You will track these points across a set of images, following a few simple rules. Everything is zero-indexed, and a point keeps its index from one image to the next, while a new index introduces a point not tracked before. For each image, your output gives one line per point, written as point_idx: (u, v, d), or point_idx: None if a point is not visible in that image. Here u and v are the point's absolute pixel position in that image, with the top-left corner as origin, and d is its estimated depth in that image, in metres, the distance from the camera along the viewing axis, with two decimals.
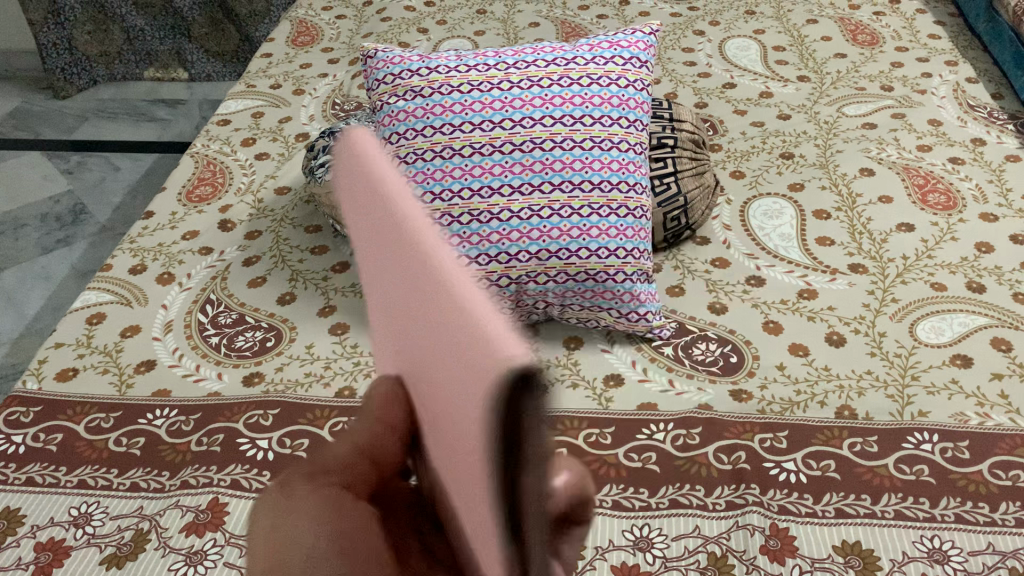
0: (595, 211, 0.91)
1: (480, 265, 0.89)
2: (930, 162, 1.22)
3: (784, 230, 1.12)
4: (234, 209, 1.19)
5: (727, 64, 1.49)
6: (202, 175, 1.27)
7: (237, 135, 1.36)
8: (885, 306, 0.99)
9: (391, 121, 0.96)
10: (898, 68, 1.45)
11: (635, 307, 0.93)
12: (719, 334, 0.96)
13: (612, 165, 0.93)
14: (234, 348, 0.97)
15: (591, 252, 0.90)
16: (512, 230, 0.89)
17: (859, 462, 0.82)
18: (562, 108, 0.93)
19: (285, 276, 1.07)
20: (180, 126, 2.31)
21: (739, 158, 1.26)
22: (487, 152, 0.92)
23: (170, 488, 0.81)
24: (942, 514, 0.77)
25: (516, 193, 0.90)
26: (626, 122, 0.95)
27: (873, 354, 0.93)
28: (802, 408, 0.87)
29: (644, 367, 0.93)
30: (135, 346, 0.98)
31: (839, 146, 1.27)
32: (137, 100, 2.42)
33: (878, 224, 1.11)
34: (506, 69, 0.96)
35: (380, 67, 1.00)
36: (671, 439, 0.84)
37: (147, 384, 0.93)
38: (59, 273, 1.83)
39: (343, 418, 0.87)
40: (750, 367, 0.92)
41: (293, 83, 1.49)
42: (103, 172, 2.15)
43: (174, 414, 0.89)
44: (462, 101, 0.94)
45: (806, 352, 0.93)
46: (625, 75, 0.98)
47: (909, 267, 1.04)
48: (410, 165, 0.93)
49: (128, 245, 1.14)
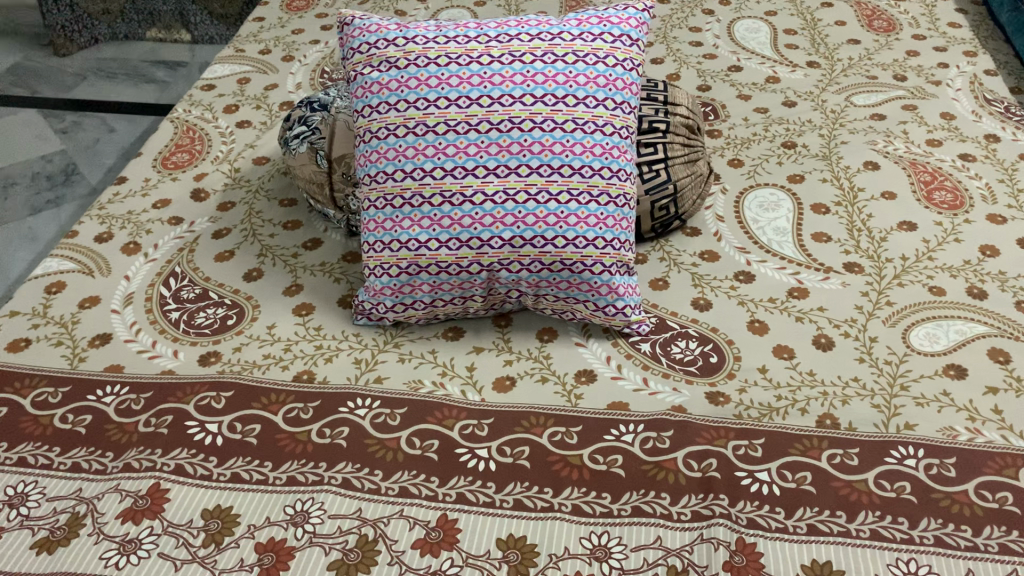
0: (574, 197, 0.87)
1: (449, 249, 0.87)
2: (938, 157, 1.16)
3: (779, 223, 1.06)
4: (209, 177, 1.15)
5: (735, 46, 1.43)
6: (180, 141, 1.22)
7: (220, 101, 1.31)
8: (879, 309, 0.94)
9: (365, 92, 0.91)
10: (913, 57, 1.38)
11: (612, 300, 0.89)
12: (700, 332, 0.91)
13: (595, 149, 0.88)
14: (193, 325, 0.93)
15: (567, 240, 0.86)
16: (484, 215, 0.86)
17: (837, 475, 0.77)
18: (544, 87, 0.88)
19: (255, 251, 1.03)
20: (179, 89, 2.26)
21: (739, 145, 1.21)
22: (462, 130, 0.87)
23: (112, 470, 0.78)
24: (921, 536, 0.72)
25: (490, 175, 0.86)
26: (612, 104, 0.89)
27: (862, 360, 0.88)
28: (781, 415, 0.83)
29: (618, 364, 0.88)
30: (92, 318, 0.94)
31: (844, 137, 1.21)
32: (137, 61, 2.37)
33: (879, 222, 1.06)
34: (487, 42, 0.89)
35: (356, 35, 0.93)
36: (640, 442, 0.80)
37: (100, 358, 0.89)
38: (47, 235, 1.80)
39: (299, 404, 0.83)
40: (730, 368, 0.87)
41: (284, 49, 1.44)
42: (98, 133, 2.11)
43: (124, 392, 0.85)
44: (438, 74, 0.88)
45: (790, 355, 0.89)
46: (614, 53, 0.90)
47: (908, 269, 0.99)
48: (381, 141, 0.89)
49: (96, 211, 1.09)
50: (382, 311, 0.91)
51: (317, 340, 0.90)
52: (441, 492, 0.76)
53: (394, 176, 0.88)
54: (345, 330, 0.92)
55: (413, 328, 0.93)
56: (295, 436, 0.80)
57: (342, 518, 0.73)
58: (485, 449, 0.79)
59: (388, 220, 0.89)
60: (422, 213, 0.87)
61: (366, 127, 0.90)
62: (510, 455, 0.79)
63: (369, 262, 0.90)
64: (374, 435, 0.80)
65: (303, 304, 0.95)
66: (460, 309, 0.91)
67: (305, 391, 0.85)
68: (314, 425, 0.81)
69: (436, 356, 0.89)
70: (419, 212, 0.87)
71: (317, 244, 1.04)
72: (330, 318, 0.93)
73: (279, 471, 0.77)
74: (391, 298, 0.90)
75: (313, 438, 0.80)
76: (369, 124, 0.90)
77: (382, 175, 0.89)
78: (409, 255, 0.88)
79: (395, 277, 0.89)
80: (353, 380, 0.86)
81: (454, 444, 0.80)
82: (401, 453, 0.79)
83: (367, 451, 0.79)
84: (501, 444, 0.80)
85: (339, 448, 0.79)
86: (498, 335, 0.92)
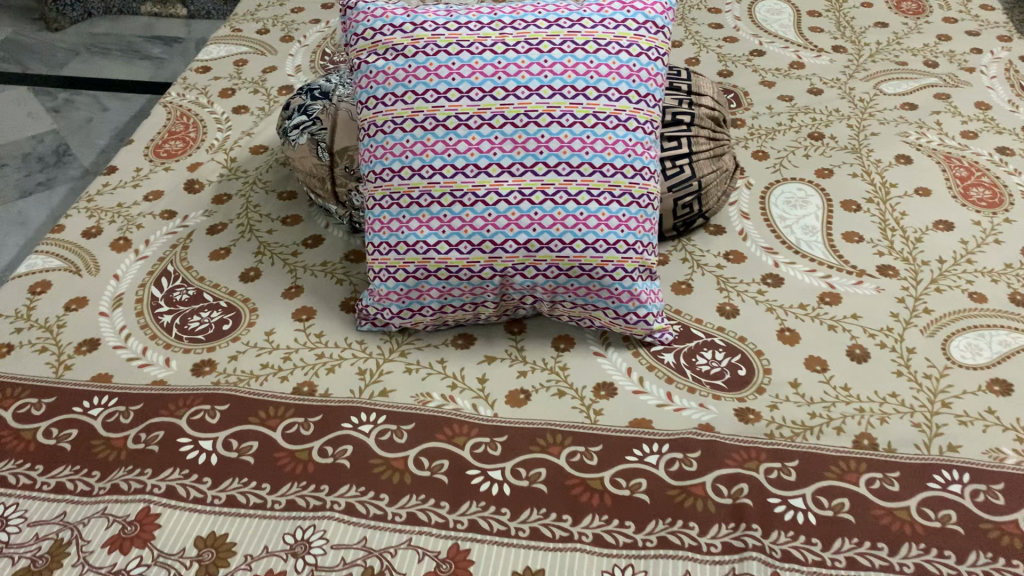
0: (595, 198, 0.80)
1: (460, 253, 0.81)
2: (974, 151, 1.10)
3: (807, 221, 1.00)
4: (204, 167, 1.09)
5: (756, 29, 1.36)
6: (173, 128, 1.16)
7: (215, 84, 1.24)
8: (916, 318, 0.88)
9: (369, 83, 0.84)
10: (944, 42, 1.32)
11: (634, 308, 0.83)
12: (727, 341, 0.85)
13: (617, 146, 0.81)
14: (186, 330, 0.87)
15: (587, 244, 0.80)
16: (498, 216, 0.80)
17: (877, 502, 0.72)
18: (562, 78, 0.81)
19: (252, 248, 0.97)
20: (175, 66, 2.18)
21: (763, 136, 1.14)
22: (474, 125, 0.80)
23: (99, 492, 0.72)
24: (970, 572, 0.67)
25: (504, 174, 0.80)
26: (635, 97, 0.82)
27: (899, 374, 0.83)
28: (815, 435, 0.77)
29: (640, 376, 0.82)
30: (79, 322, 0.88)
31: (874, 128, 1.15)
32: (132, 37, 2.29)
33: (913, 221, 1.00)
34: (501, 29, 0.82)
35: (360, 19, 0.86)
36: (665, 464, 0.74)
37: (87, 366, 0.83)
38: (38, 219, 1.73)
39: (299, 419, 0.78)
40: (759, 382, 0.82)
41: (282, 29, 1.37)
42: (91, 111, 2.04)
43: (113, 404, 0.80)
44: (448, 63, 0.81)
45: (824, 368, 0.83)
46: (638, 42, 0.83)
47: (946, 272, 0.93)
48: (387, 136, 0.83)
49: (84, 204, 1.03)
50: (388, 317, 0.85)
51: (318, 348, 0.85)
52: (452, 519, 0.70)
53: (400, 173, 0.82)
54: (348, 337, 0.86)
55: (420, 334, 0.87)
56: (295, 455, 0.75)
57: (346, 548, 0.68)
58: (499, 471, 0.74)
59: (394, 220, 0.83)
60: (430, 213, 0.81)
61: (370, 120, 0.84)
62: (525, 477, 0.73)
63: (374, 265, 0.84)
64: (379, 454, 0.75)
65: (303, 308, 0.89)
66: (471, 315, 0.86)
67: (305, 405, 0.79)
68: (315, 443, 0.76)
69: (445, 366, 0.84)
70: (428, 212, 0.81)
71: (318, 241, 0.98)
72: (332, 324, 0.87)
73: (277, 494, 0.72)
74: (397, 304, 0.84)
75: (314, 457, 0.75)
76: (374, 117, 0.83)
77: (388, 172, 0.83)
78: (416, 259, 0.82)
79: (401, 281, 0.83)
80: (357, 393, 0.80)
81: (466, 465, 0.74)
82: (409, 475, 0.73)
83: (372, 473, 0.74)
84: (516, 465, 0.74)
85: (342, 469, 0.74)
86: (510, 343, 0.86)
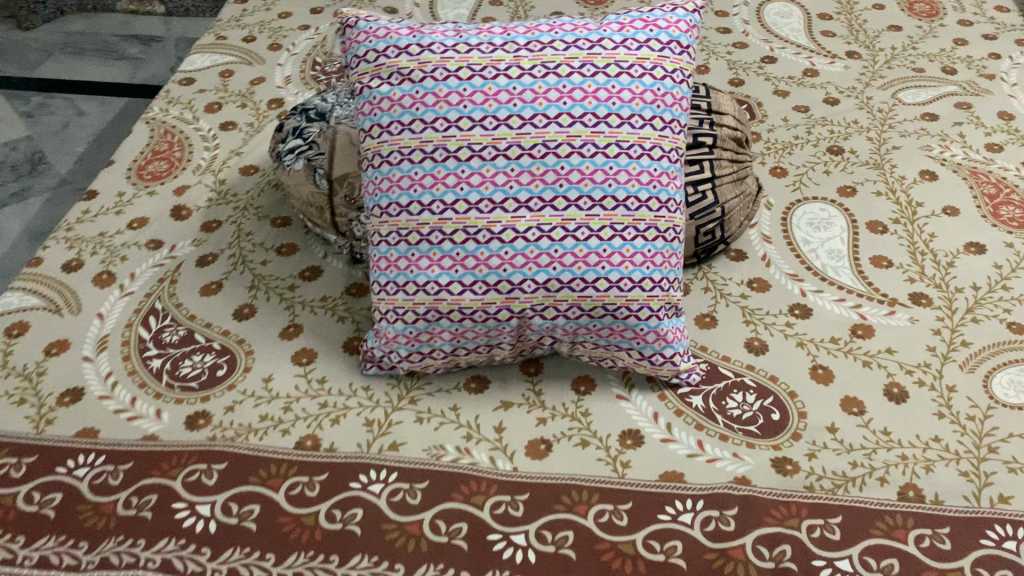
0: (619, 233, 0.75)
1: (474, 294, 0.75)
2: (1001, 165, 1.05)
3: (833, 245, 0.95)
4: (191, 191, 1.02)
5: (766, 33, 1.30)
6: (157, 147, 1.09)
7: (200, 98, 1.18)
8: (954, 352, 0.84)
9: (373, 109, 0.78)
10: (961, 46, 1.27)
11: (660, 348, 0.77)
12: (758, 381, 0.80)
13: (642, 177, 0.76)
14: (178, 377, 0.81)
15: (611, 283, 0.74)
16: (515, 255, 0.74)
17: (928, 564, 0.67)
18: (583, 104, 0.75)
19: (245, 282, 0.91)
20: (155, 68, 2.10)
21: (780, 150, 1.09)
22: (488, 156, 0.75)
23: (87, 567, 0.66)
24: None
25: (522, 209, 0.74)
26: (660, 123, 0.77)
27: (941, 416, 0.78)
28: (857, 486, 0.72)
29: (668, 422, 0.77)
30: (60, 369, 0.82)
31: (895, 140, 1.10)
32: (109, 37, 2.18)
33: (943, 243, 0.95)
34: (516, 51, 0.76)
35: (361, 40, 0.80)
36: (700, 523, 0.69)
37: (71, 420, 0.77)
38: (12, 234, 1.66)
39: (303, 479, 0.72)
40: (795, 428, 0.77)
41: (269, 36, 1.30)
42: (66, 116, 1.95)
43: (100, 463, 0.74)
44: (459, 89, 0.75)
45: (861, 410, 0.78)
46: (662, 64, 0.77)
47: (981, 301, 0.89)
48: (394, 167, 0.77)
49: (63, 233, 0.96)
50: (395, 361, 0.79)
51: (320, 396, 0.79)
52: None
53: (409, 208, 0.76)
54: (353, 383, 0.80)
55: (430, 377, 0.82)
56: (301, 521, 0.69)
57: None
58: (523, 535, 0.69)
59: (402, 258, 0.77)
60: (442, 251, 0.75)
61: (375, 149, 0.78)
62: (551, 542, 0.68)
63: (380, 305, 0.78)
64: (392, 518, 0.69)
65: (303, 350, 0.83)
66: (485, 357, 0.80)
67: (310, 462, 0.73)
68: (322, 506, 0.70)
69: (459, 414, 0.78)
70: (439, 250, 0.75)
71: (316, 273, 0.92)
72: (335, 368, 0.82)
73: (283, 566, 0.66)
74: (406, 347, 0.78)
75: (321, 522, 0.69)
76: (379, 147, 0.77)
77: (395, 206, 0.77)
78: (427, 300, 0.76)
79: (410, 323, 0.77)
80: (365, 447, 0.75)
81: (486, 528, 0.69)
82: (426, 542, 0.68)
83: (385, 539, 0.68)
84: (540, 527, 0.69)
85: (353, 536, 0.68)
86: (527, 387, 0.81)
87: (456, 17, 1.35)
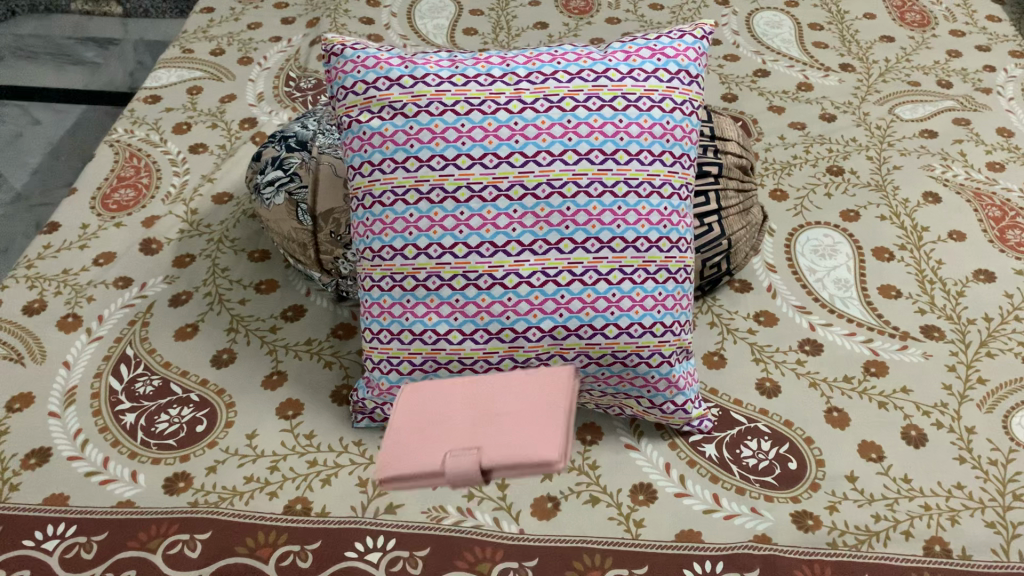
0: (628, 276, 0.70)
1: (474, 343, 0.70)
2: (1004, 186, 1.02)
3: (839, 274, 0.92)
4: (161, 222, 0.96)
5: (757, 45, 1.27)
6: (123, 172, 1.02)
7: (168, 117, 1.11)
8: (971, 390, 0.80)
9: (363, 145, 0.73)
10: (956, 58, 1.24)
11: (671, 397, 0.73)
12: (772, 427, 0.77)
13: (652, 216, 0.71)
14: (154, 434, 0.75)
15: (620, 330, 0.69)
16: (519, 301, 0.69)
17: None
18: (589, 140, 0.70)
19: (223, 324, 0.85)
20: (113, 72, 1.80)
21: (778, 171, 1.05)
22: (489, 196, 0.69)
23: None
24: None
25: (525, 252, 0.69)
26: (670, 159, 0.72)
27: (962, 460, 0.75)
28: (881, 542, 0.69)
29: (681, 474, 0.73)
30: (24, 426, 0.75)
31: (895, 159, 1.06)
32: (61, 39, 1.87)
33: (951, 271, 0.92)
34: (516, 83, 0.72)
35: (349, 70, 0.75)
36: None
37: (37, 485, 0.71)
38: None
39: (294, 548, 0.67)
40: (813, 478, 0.73)
41: (239, 49, 1.24)
42: (19, 126, 1.67)
43: (71, 534, 0.68)
44: (456, 125, 0.70)
45: (880, 456, 0.75)
46: (671, 95, 0.73)
47: (994, 333, 0.86)
48: (387, 208, 0.71)
49: (24, 271, 0.90)
50: (389, 413, 0.74)
51: (309, 453, 0.74)
52: None
53: (403, 252, 0.71)
54: (344, 438, 0.75)
55: None
56: None
57: None
58: None
59: (396, 305, 0.71)
60: (440, 297, 0.70)
61: (366, 188, 0.73)
62: None
63: (372, 354, 0.73)
64: None
65: (289, 402, 0.78)
66: None
67: (301, 528, 0.68)
68: None
69: None
70: (436, 297, 0.70)
71: (299, 313, 0.87)
72: (324, 421, 0.77)
73: None
74: None
75: None
76: (371, 186, 0.72)
77: (388, 250, 0.71)
78: (424, 349, 0.71)
79: (406, 374, 0.72)
80: (360, 510, 0.70)
81: None
82: None
83: None
84: None
85: None
86: None
87: (436, 27, 1.30)
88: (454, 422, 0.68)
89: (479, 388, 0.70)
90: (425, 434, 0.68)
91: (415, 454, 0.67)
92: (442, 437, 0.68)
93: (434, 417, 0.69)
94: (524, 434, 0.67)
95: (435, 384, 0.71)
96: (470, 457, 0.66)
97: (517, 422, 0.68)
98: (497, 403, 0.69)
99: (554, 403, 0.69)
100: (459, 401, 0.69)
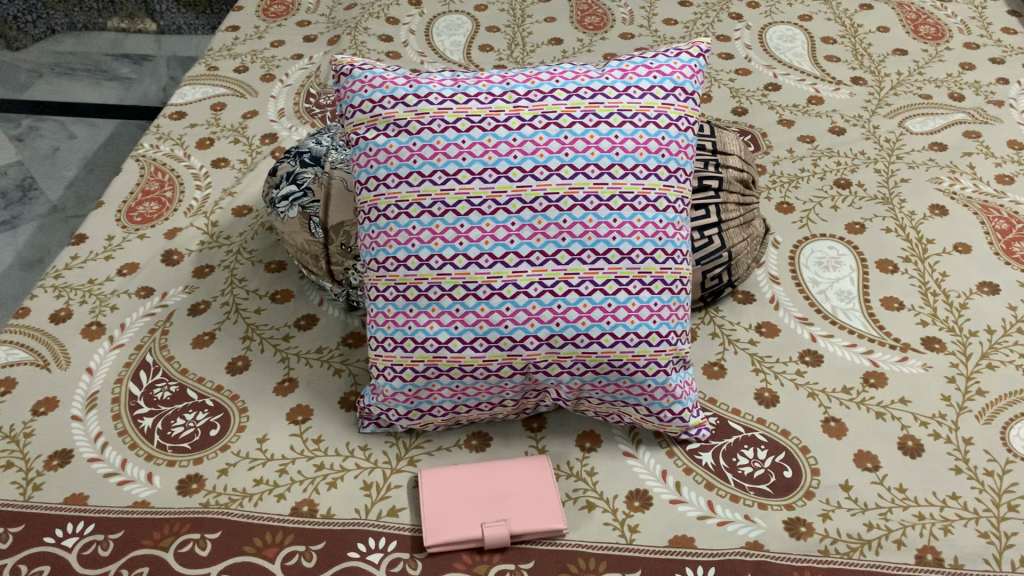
0: (624, 286, 0.71)
1: (474, 351, 0.72)
2: (1013, 198, 1.02)
3: (842, 285, 0.93)
4: (182, 234, 1.00)
5: (769, 59, 1.28)
6: (147, 186, 1.06)
7: (192, 133, 1.15)
8: (970, 402, 0.81)
9: (369, 161, 0.76)
10: (969, 70, 1.24)
11: (668, 405, 0.74)
12: (769, 436, 0.78)
13: (647, 229, 0.73)
14: (170, 437, 0.78)
15: (616, 339, 0.71)
16: (517, 311, 0.71)
17: None
18: (585, 155, 0.72)
19: (239, 332, 0.88)
20: (147, 88, 1.86)
21: (786, 183, 1.07)
22: (488, 210, 0.72)
23: None
24: None
25: (523, 263, 0.71)
26: (665, 173, 0.74)
27: (958, 470, 0.75)
28: (873, 550, 0.70)
29: (677, 482, 0.75)
30: (48, 429, 0.79)
31: (903, 172, 1.07)
32: (98, 55, 1.93)
33: (955, 283, 0.93)
34: (516, 101, 0.74)
35: (356, 89, 0.78)
36: None
37: (59, 485, 0.74)
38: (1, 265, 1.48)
39: (300, 548, 0.70)
40: (807, 486, 0.74)
41: (262, 66, 1.28)
42: (57, 139, 1.72)
43: (90, 531, 0.71)
44: (458, 141, 0.73)
45: (875, 465, 0.76)
46: (666, 112, 0.75)
47: (996, 345, 0.86)
48: (391, 221, 0.74)
49: (51, 281, 0.94)
50: (393, 418, 0.77)
51: (316, 457, 0.77)
52: None
53: (406, 263, 0.73)
54: (350, 443, 0.78)
55: (430, 435, 0.80)
56: None
57: None
58: None
59: (400, 314, 0.74)
60: (441, 307, 0.72)
61: (371, 203, 0.75)
62: None
63: (377, 362, 0.75)
64: None
65: (298, 408, 0.81)
66: (486, 415, 0.78)
67: (306, 529, 0.71)
68: None
69: None
70: (437, 306, 0.72)
71: (311, 322, 0.90)
72: (331, 427, 0.79)
73: None
74: (404, 404, 0.76)
75: None
76: (376, 200, 0.75)
77: (392, 261, 0.74)
78: (426, 357, 0.73)
79: (409, 381, 0.74)
80: (363, 513, 0.72)
81: None
82: None
83: None
84: None
85: None
86: (530, 444, 0.79)
87: (453, 43, 1.33)
88: (477, 499, 0.71)
89: (484, 471, 0.73)
90: (449, 510, 0.70)
91: (448, 522, 0.70)
92: (467, 513, 0.70)
93: (455, 495, 0.71)
94: (537, 504, 0.71)
95: (457, 468, 0.73)
96: (505, 527, 0.69)
97: (533, 503, 0.71)
98: (510, 482, 0.72)
99: (549, 481, 0.73)
100: (471, 479, 0.72)
